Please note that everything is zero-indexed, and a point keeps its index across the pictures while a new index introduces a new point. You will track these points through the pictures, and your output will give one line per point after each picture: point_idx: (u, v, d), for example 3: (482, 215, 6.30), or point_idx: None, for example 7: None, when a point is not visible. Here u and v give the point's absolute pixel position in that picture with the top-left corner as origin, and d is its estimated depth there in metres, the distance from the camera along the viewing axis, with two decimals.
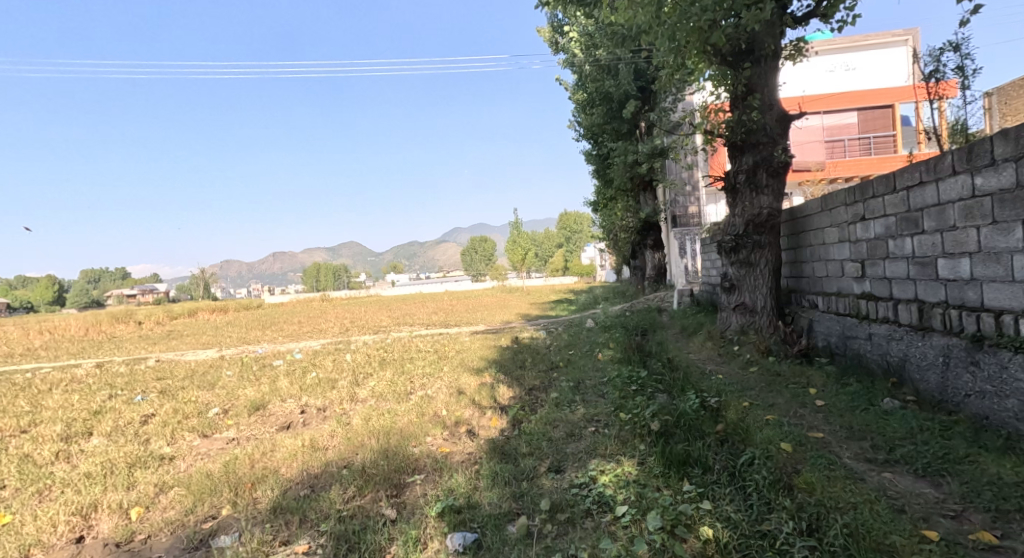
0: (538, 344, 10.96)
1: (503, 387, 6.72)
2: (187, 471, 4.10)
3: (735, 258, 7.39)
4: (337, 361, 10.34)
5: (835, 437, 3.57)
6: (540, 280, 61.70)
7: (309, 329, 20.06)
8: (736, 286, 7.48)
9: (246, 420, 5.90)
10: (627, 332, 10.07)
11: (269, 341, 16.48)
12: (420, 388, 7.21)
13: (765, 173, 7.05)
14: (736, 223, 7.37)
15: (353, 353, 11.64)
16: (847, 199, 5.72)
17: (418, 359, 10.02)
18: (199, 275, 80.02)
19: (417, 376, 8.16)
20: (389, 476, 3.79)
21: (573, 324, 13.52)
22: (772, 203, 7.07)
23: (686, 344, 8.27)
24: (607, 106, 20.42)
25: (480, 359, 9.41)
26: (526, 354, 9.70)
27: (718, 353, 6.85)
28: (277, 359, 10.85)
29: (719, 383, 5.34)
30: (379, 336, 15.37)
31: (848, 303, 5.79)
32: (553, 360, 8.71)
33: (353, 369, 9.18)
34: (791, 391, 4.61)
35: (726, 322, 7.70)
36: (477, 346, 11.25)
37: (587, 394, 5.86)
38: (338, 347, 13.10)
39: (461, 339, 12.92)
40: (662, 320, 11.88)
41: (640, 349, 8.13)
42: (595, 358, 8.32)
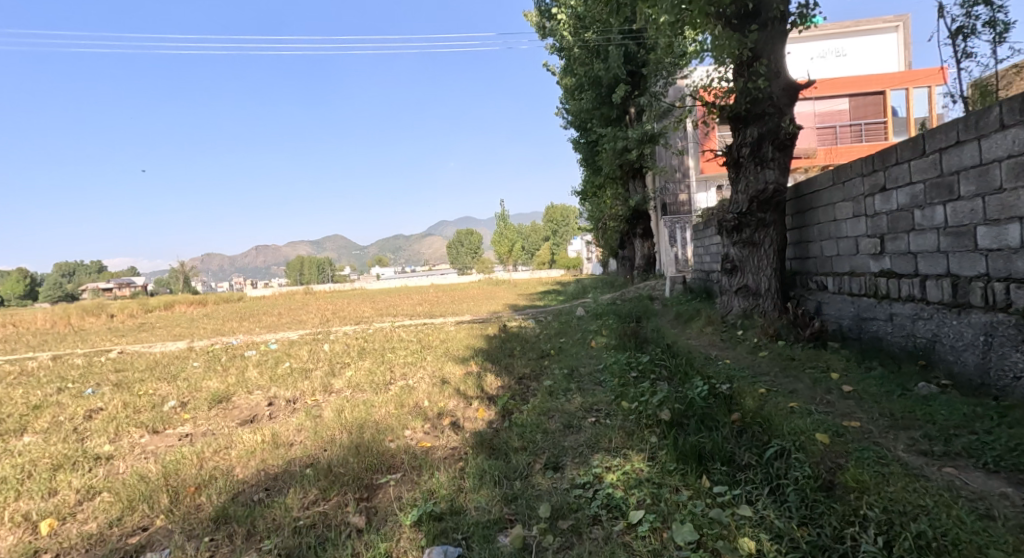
0: (526, 333, 10.48)
1: (490, 376, 6.21)
2: (121, 474, 3.55)
3: (738, 238, 6.94)
4: (314, 351, 9.76)
5: (876, 426, 3.11)
6: (527, 272, 61.19)
7: (289, 320, 19.40)
8: (738, 267, 7.04)
9: (205, 414, 5.33)
10: (620, 319, 9.60)
11: (245, 332, 15.81)
12: (400, 378, 6.67)
13: (771, 146, 6.61)
14: (738, 200, 6.92)
15: (332, 342, 11.07)
16: (864, 169, 5.28)
17: (400, 349, 9.48)
18: (179, 268, 78.40)
19: (398, 366, 7.63)
20: (359, 477, 3.27)
21: (563, 312, 13.04)
22: (778, 178, 6.63)
23: (684, 330, 7.82)
24: (596, 91, 19.91)
25: (466, 348, 8.90)
26: (514, 342, 9.21)
27: (721, 338, 6.40)
28: (250, 350, 10.25)
29: (728, 369, 4.88)
30: (360, 326, 14.78)
31: (864, 282, 5.35)
32: (543, 348, 8.23)
33: (330, 359, 8.62)
34: (812, 377, 4.15)
35: (727, 306, 7.26)
36: (463, 335, 10.74)
37: (582, 382, 5.37)
38: (317, 337, 12.51)
39: (446, 328, 12.38)
40: (655, 307, 11.45)
41: (636, 336, 7.66)
42: (588, 346, 7.84)
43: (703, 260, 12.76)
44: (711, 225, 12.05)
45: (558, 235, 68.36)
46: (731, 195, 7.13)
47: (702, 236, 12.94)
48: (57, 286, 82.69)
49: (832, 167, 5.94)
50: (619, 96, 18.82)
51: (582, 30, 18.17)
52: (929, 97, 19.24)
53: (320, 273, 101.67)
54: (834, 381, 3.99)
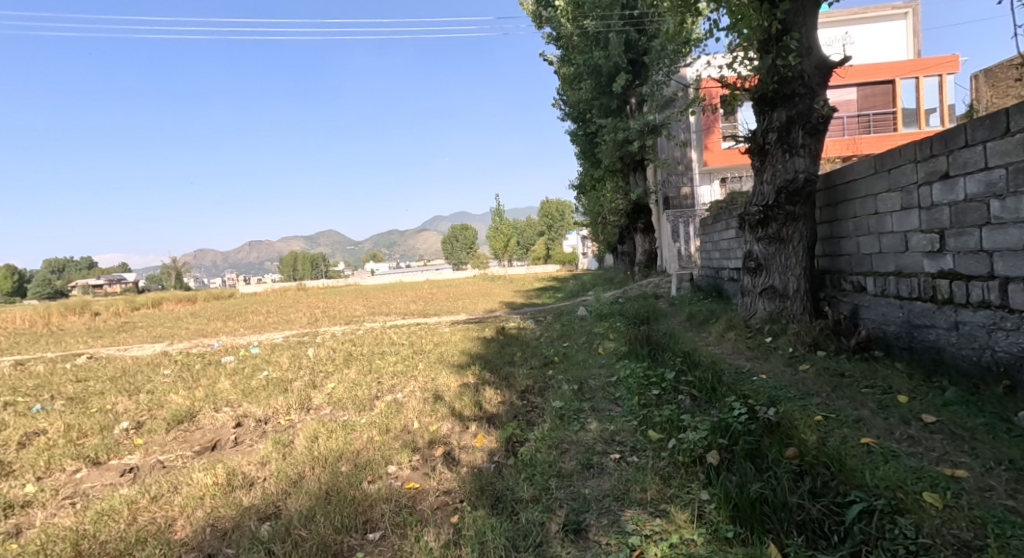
0: (526, 335, 9.78)
1: (489, 390, 5.52)
2: (32, 536, 2.87)
3: (764, 233, 6.28)
4: (297, 357, 9.01)
5: (994, 479, 2.54)
6: (522, 268, 60.36)
7: (276, 320, 18.59)
8: (763, 266, 6.36)
9: (161, 438, 4.62)
10: (627, 321, 8.92)
11: (228, 333, 15.00)
12: (389, 392, 5.96)
13: (801, 130, 5.91)
14: (765, 191, 6.25)
15: (317, 346, 10.30)
16: (918, 155, 4.64)
17: (390, 354, 8.75)
18: (170, 265, 77.16)
19: (386, 375, 6.90)
20: (326, 544, 2.61)
21: (564, 312, 12.32)
22: (809, 166, 5.93)
23: (700, 335, 7.13)
24: (596, 81, 19.00)
25: (461, 353, 8.18)
26: (514, 347, 8.51)
27: (747, 346, 5.72)
28: (228, 355, 9.48)
29: (766, 386, 4.20)
30: (350, 327, 13.99)
31: (917, 284, 4.69)
32: (546, 355, 7.54)
33: (312, 366, 7.88)
34: (876, 400, 3.49)
35: (749, 309, 6.58)
36: (459, 338, 10.02)
37: (595, 401, 4.69)
38: (303, 339, 11.75)
39: (440, 330, 11.64)
40: (663, 307, 10.78)
41: (648, 341, 6.98)
42: (595, 353, 7.16)
43: (711, 256, 12.07)
44: (721, 219, 11.36)
45: (553, 230, 67.50)
46: (755, 186, 6.45)
47: (710, 231, 12.26)
48: (46, 283, 81.30)
49: (875, 154, 5.27)
50: (619, 86, 18.03)
51: (582, 17, 17.46)
52: (938, 85, 18.74)
53: (314, 269, 100.44)
54: (905, 407, 3.32)
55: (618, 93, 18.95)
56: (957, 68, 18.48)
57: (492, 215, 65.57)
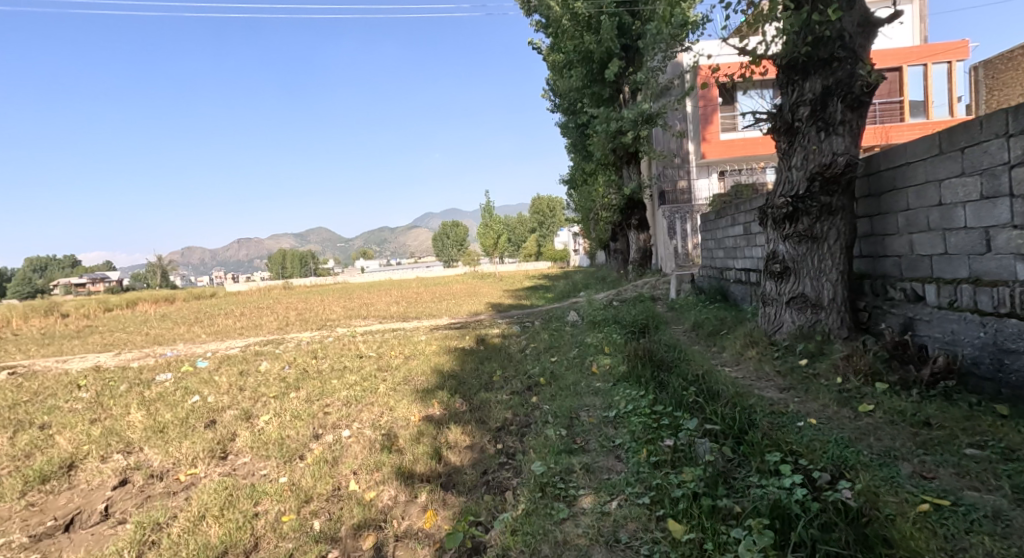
0: (510, 346, 8.63)
1: (455, 432, 4.38)
2: None
3: (792, 231, 5.18)
4: (244, 373, 7.80)
5: None
6: (513, 265, 58.99)
7: (245, 324, 17.29)
8: (790, 269, 5.26)
9: (9, 509, 3.51)
10: (625, 331, 7.79)
11: (187, 340, 13.69)
12: (333, 429, 4.79)
13: (840, 103, 4.80)
14: (794, 179, 5.14)
15: (273, 359, 9.07)
16: (1012, 128, 3.58)
17: (352, 370, 7.56)
18: (154, 263, 75.10)
19: (337, 404, 5.70)
20: None
21: (553, 318, 11.15)
22: (850, 147, 4.82)
23: (713, 354, 6.02)
24: (586, 68, 18.02)
25: (432, 372, 7.02)
26: (495, 362, 7.37)
27: (776, 371, 4.63)
28: (168, 371, 8.24)
29: (822, 438, 3.10)
30: (321, 335, 12.74)
31: (1006, 295, 3.64)
32: (531, 375, 6.41)
33: (256, 387, 6.70)
34: (999, 477, 2.52)
35: (774, 320, 5.47)
36: (435, 349, 8.82)
37: (589, 454, 3.58)
38: (262, 349, 10.50)
39: (416, 339, 10.46)
40: (662, 313, 9.64)
41: (652, 361, 5.88)
42: (588, 375, 6.05)
43: (715, 255, 10.98)
44: (726, 214, 10.25)
45: (545, 227, 66.09)
46: (779, 174, 5.36)
47: (711, 228, 11.16)
48: (26, 283, 79.15)
49: (939, 130, 4.19)
50: (612, 73, 16.90)
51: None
52: (948, 73, 17.67)
53: (303, 267, 98.59)
54: None
55: (611, 80, 17.83)
56: (967, 54, 17.45)
57: (482, 211, 64.12)
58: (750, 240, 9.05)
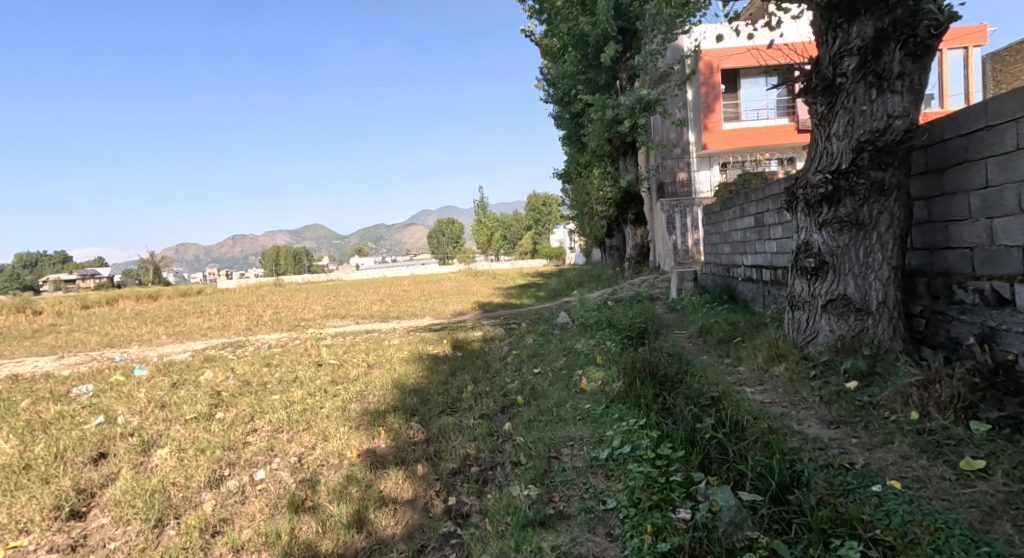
0: (491, 353, 7.58)
1: (393, 480, 3.32)
2: None
3: (832, 216, 4.11)
4: (178, 384, 6.68)
5: None
6: (508, 263, 57.94)
7: (216, 323, 16.13)
8: (828, 264, 4.18)
9: None
10: (620, 336, 6.73)
11: (145, 342, 12.51)
12: (244, 469, 3.74)
13: (898, 50, 3.75)
14: (835, 150, 4.07)
15: (221, 365, 7.92)
16: None
17: (301, 382, 6.46)
18: (145, 258, 73.50)
19: (265, 430, 4.62)
20: None
21: (541, 319, 10.06)
22: (910, 108, 3.76)
23: (728, 369, 4.97)
24: (581, 53, 16.77)
25: (392, 387, 5.93)
26: (469, 373, 6.32)
27: (816, 396, 3.59)
28: (92, 381, 7.08)
29: (925, 522, 2.15)
30: (289, 337, 11.58)
31: None
32: (507, 391, 5.35)
33: (179, 404, 5.59)
34: None
35: (804, 328, 4.38)
36: (404, 357, 7.72)
37: (573, 530, 2.60)
38: (216, 354, 9.35)
39: (388, 343, 9.34)
40: (662, 316, 8.60)
41: (653, 378, 4.82)
42: (576, 394, 4.99)
43: (720, 251, 9.92)
44: (734, 205, 9.20)
45: (540, 224, 65.09)
46: (814, 145, 4.30)
47: (717, 221, 10.10)
48: (13, 277, 77.37)
49: None
50: (608, 57, 15.84)
51: None
52: (964, 59, 16.69)
53: (296, 264, 96.97)
54: None
55: (607, 66, 16.77)
56: (986, 39, 16.46)
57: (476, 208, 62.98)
58: (764, 233, 7.99)
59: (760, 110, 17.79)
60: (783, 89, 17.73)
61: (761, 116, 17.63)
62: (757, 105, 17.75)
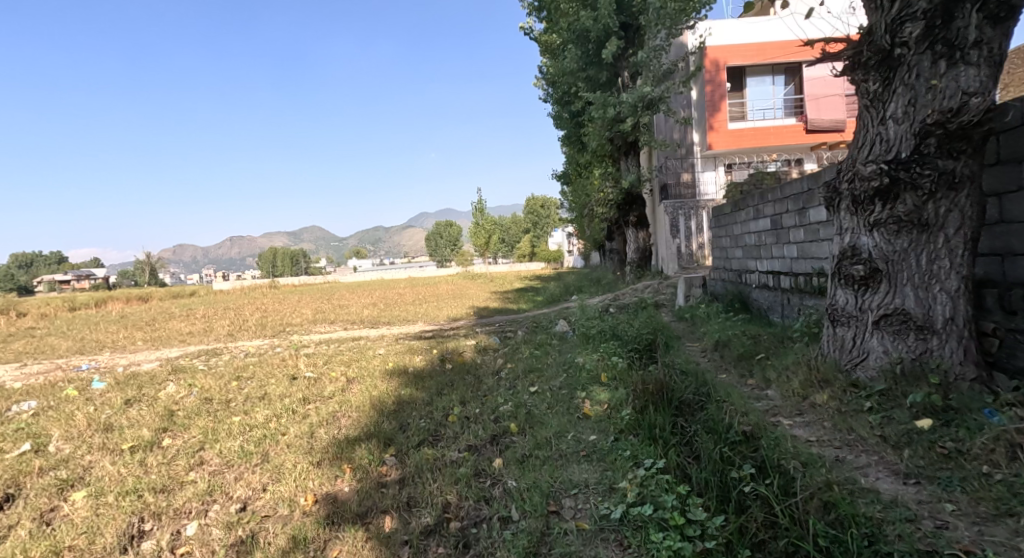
0: (484, 366, 6.88)
1: (348, 546, 2.79)
2: None
3: (889, 214, 3.42)
4: (131, 401, 5.94)
5: None
6: (506, 265, 57.21)
7: (198, 328, 15.32)
8: (881, 271, 3.50)
9: None
10: (626, 350, 6.04)
11: (117, 349, 11.72)
12: (173, 522, 3.08)
13: (974, 13, 3.08)
14: (892, 136, 3.39)
15: (187, 377, 7.20)
16: None
17: (269, 401, 5.73)
18: (140, 259, 72.58)
19: (211, 462, 3.92)
20: None
21: (539, 328, 9.37)
22: (988, 84, 3.10)
23: (754, 393, 4.31)
24: (582, 49, 16.10)
25: (369, 408, 5.22)
26: (458, 391, 5.64)
27: (876, 434, 2.97)
28: (38, 396, 6.36)
29: None
30: (271, 344, 10.85)
31: None
32: (501, 416, 4.67)
33: (124, 426, 4.86)
34: None
35: (848, 348, 3.70)
36: (388, 369, 7.02)
37: None
38: (187, 363, 8.62)
39: (373, 353, 8.63)
40: (671, 325, 7.93)
41: (669, 402, 4.15)
42: (578, 422, 4.32)
43: (730, 255, 9.25)
44: (746, 206, 8.53)
45: (539, 227, 64.45)
46: (863, 130, 3.62)
47: (727, 223, 9.42)
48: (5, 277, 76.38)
49: None
50: (610, 53, 15.19)
51: None
52: None
53: (292, 266, 95.86)
54: None
55: (608, 62, 16.12)
56: None
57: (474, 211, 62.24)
58: (781, 236, 7.32)
59: (767, 110, 17.22)
60: (791, 88, 17.22)
61: (768, 116, 17.09)
62: (763, 105, 17.19)
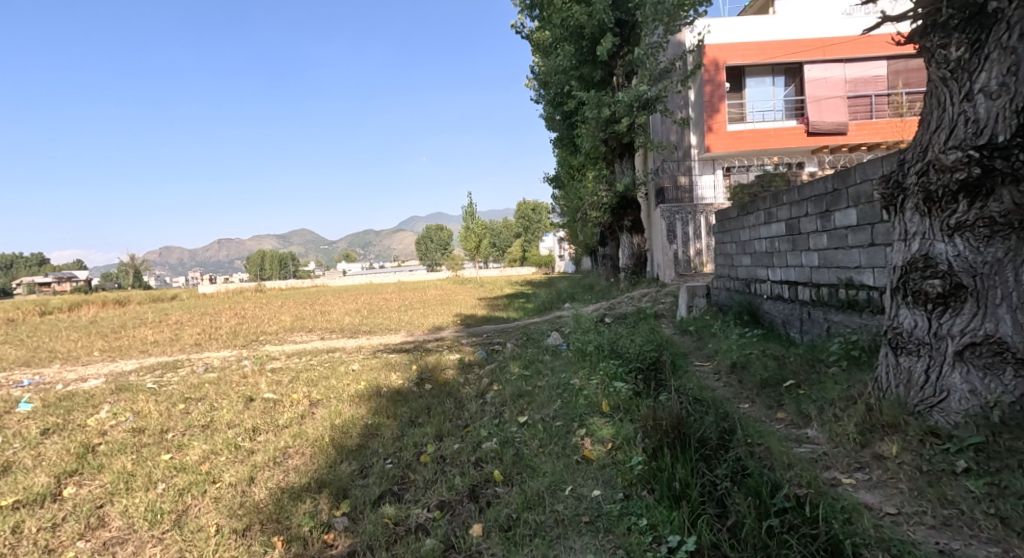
0: (465, 387, 6.07)
1: None
2: None
3: (979, 215, 2.67)
4: (49, 431, 5.07)
5: None
6: (496, 270, 56.32)
7: (165, 336, 14.31)
8: (966, 288, 2.75)
9: None
10: (627, 371, 5.25)
11: (70, 360, 10.73)
12: None
13: None
14: (982, 116, 2.64)
15: (127, 399, 6.29)
16: None
17: (213, 431, 4.90)
18: (123, 261, 70.88)
19: (110, 526, 3.18)
20: None
21: (529, 340, 8.57)
22: None
23: (791, 433, 3.54)
24: (575, 46, 15.38)
25: (326, 442, 4.40)
26: (434, 420, 4.82)
27: (989, 513, 2.32)
28: None
29: None
30: (237, 357, 9.91)
31: None
32: (482, 458, 3.88)
33: (23, 469, 4.02)
34: None
35: (916, 383, 2.95)
36: (358, 391, 6.15)
37: None
38: (135, 381, 7.68)
39: (344, 370, 7.74)
40: (674, 340, 7.17)
41: (687, 444, 3.36)
42: (576, 468, 3.58)
43: (736, 263, 8.52)
44: (755, 209, 7.81)
45: (530, 232, 63.75)
46: (939, 110, 2.86)
47: (733, 228, 8.69)
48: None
49: None
50: (604, 50, 14.47)
51: None
52: None
53: (279, 269, 94.40)
54: None
55: (603, 60, 15.39)
56: None
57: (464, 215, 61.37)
58: (798, 242, 6.60)
59: (767, 111, 16.65)
60: (791, 89, 16.64)
61: (768, 118, 16.52)
62: (763, 107, 16.62)
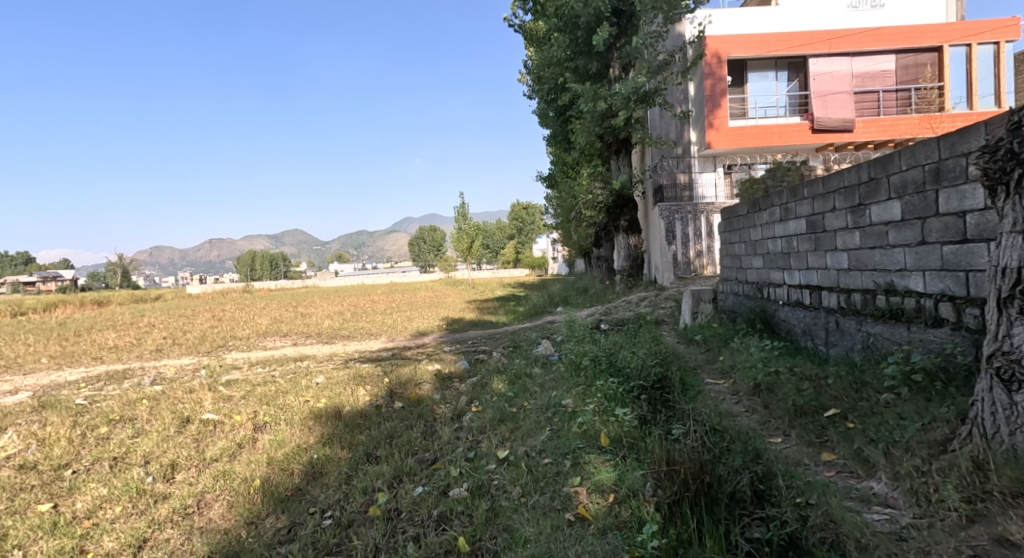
0: (439, 407, 5.18)
1: None
2: None
3: None
4: None
5: None
6: (489, 272, 55.39)
7: (129, 341, 13.26)
8: None
9: None
10: (629, 390, 4.38)
11: (12, 368, 9.72)
12: None
13: None
14: None
15: (42, 420, 5.33)
16: None
17: (124, 466, 4.02)
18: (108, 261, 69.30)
19: None
20: None
21: (517, 350, 7.68)
22: None
23: (850, 485, 2.69)
24: (570, 36, 14.50)
25: (253, 484, 3.54)
26: (393, 453, 3.94)
27: None
28: None
29: None
30: (195, 366, 8.92)
31: None
32: (445, 511, 3.01)
33: None
34: None
35: None
36: (314, 411, 5.22)
37: None
38: (66, 395, 6.69)
39: (308, 383, 6.83)
40: (681, 351, 6.32)
41: (715, 501, 2.48)
42: (568, 531, 2.72)
43: (746, 264, 7.68)
44: (768, 204, 6.97)
45: (523, 234, 62.89)
46: None
47: (742, 226, 7.84)
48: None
49: None
50: (600, 40, 13.61)
51: None
52: (992, 57, 15.31)
53: (268, 269, 92.93)
54: None
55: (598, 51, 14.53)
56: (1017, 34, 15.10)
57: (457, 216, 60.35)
58: (820, 242, 5.76)
59: (770, 107, 15.88)
60: (795, 84, 15.87)
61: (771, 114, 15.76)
62: (766, 102, 15.86)
